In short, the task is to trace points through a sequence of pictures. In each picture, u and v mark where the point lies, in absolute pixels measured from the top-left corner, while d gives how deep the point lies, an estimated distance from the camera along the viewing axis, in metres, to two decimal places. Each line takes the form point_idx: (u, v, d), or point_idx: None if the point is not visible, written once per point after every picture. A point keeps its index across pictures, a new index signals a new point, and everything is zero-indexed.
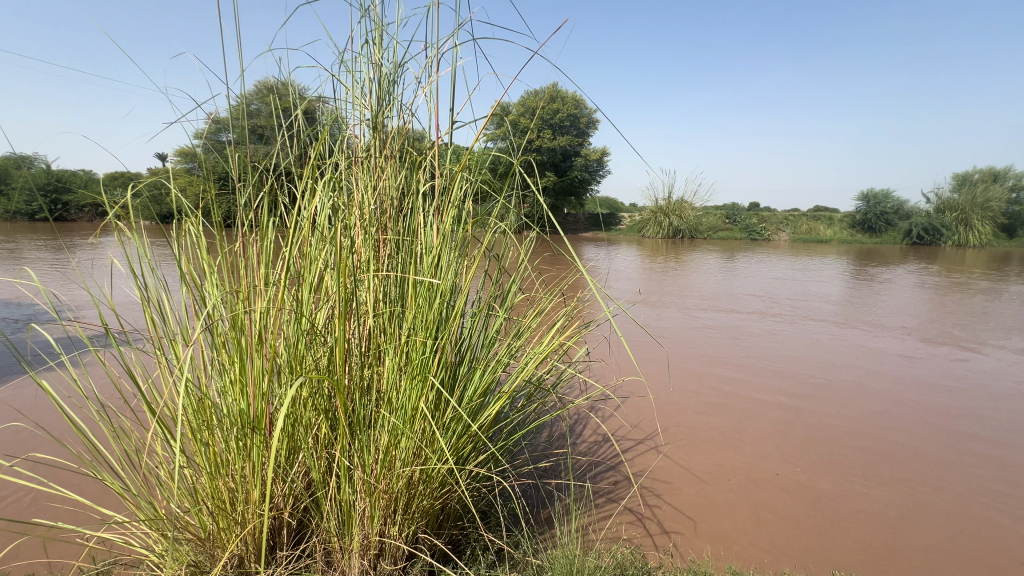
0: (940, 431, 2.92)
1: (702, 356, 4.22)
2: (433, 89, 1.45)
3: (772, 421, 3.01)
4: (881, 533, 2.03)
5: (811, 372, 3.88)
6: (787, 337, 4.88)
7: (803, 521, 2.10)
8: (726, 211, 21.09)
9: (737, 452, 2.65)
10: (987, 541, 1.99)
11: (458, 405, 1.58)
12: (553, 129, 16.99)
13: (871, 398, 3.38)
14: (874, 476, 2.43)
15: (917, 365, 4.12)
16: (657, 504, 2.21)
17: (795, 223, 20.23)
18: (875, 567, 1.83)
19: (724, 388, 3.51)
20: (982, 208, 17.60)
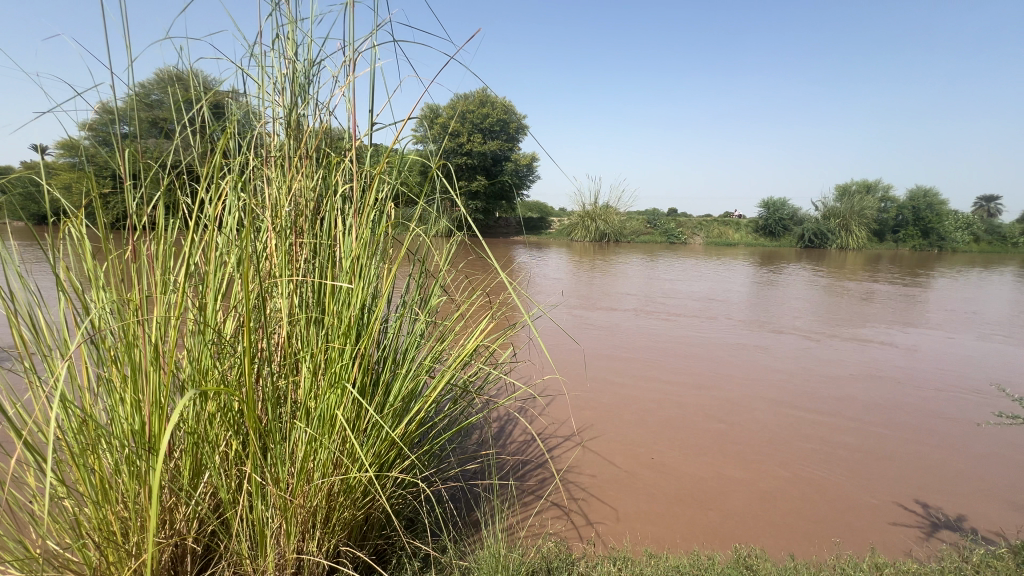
0: (825, 410, 3.29)
1: (624, 353, 4.45)
2: (350, 90, 1.41)
3: (686, 410, 3.24)
4: (775, 504, 2.25)
5: (720, 363, 4.23)
6: (700, 334, 5.27)
7: (712, 500, 2.28)
8: (648, 217, 22.42)
9: (654, 441, 2.82)
10: (860, 503, 2.28)
11: (380, 412, 1.54)
12: (483, 133, 17.12)
13: (769, 384, 3.75)
14: (772, 454, 2.70)
15: (806, 353, 4.63)
16: (582, 497, 2.30)
17: (708, 228, 21.92)
18: (771, 537, 2.03)
19: (644, 382, 3.73)
20: (859, 216, 20.12)
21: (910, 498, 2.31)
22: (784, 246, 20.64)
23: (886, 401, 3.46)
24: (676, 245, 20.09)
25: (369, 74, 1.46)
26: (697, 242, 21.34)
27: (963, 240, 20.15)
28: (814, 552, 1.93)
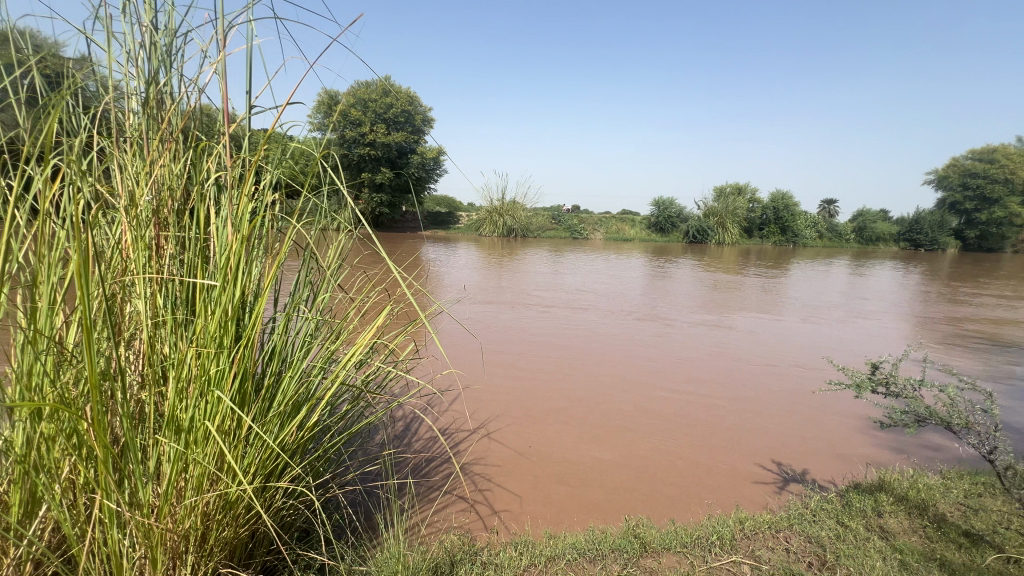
0: (703, 387, 3.68)
1: (530, 345, 4.60)
2: (222, 67, 1.28)
3: (584, 396, 3.43)
4: (661, 476, 2.48)
5: (616, 351, 4.55)
6: (598, 324, 5.61)
7: (606, 477, 2.45)
8: (552, 213, 23.32)
9: (556, 427, 2.96)
10: (729, 467, 2.58)
11: (263, 419, 1.42)
12: (388, 124, 16.48)
13: (658, 368, 4.10)
14: (657, 430, 2.96)
15: (690, 338, 5.13)
16: (487, 488, 2.34)
17: (607, 225, 23.31)
18: (657, 505, 2.23)
19: (547, 371, 3.89)
20: (732, 215, 22.69)
21: (768, 459, 2.67)
22: (672, 241, 22.65)
23: (753, 377, 3.95)
24: (578, 240, 21.12)
25: (245, 51, 1.34)
26: (597, 237, 22.61)
27: (811, 236, 23.65)
28: (691, 514, 2.16)
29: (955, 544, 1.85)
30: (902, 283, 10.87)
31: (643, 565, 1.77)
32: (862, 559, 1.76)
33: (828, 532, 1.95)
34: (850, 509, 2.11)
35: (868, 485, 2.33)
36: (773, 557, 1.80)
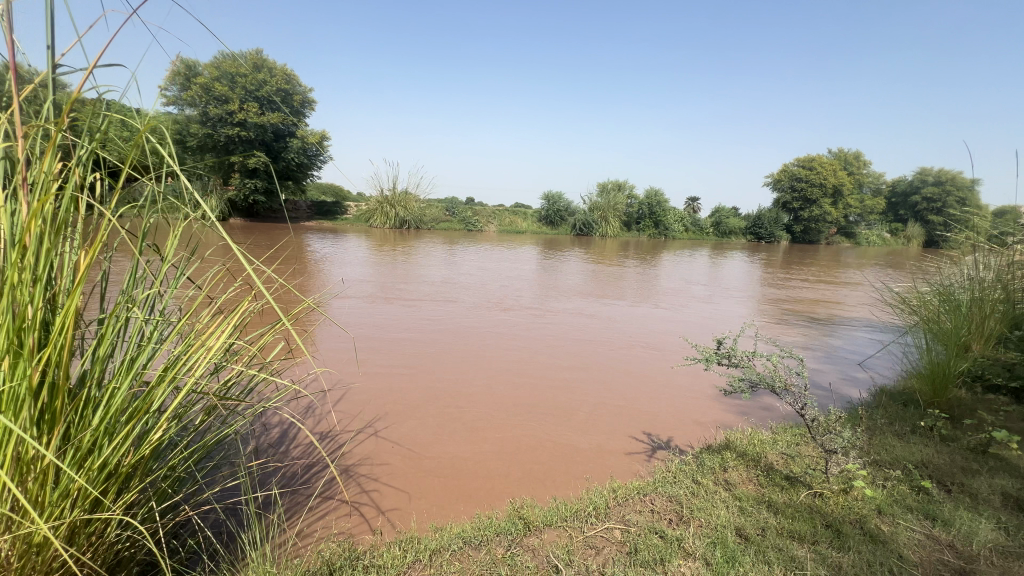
0: (586, 370, 3.91)
1: (421, 339, 4.50)
2: (6, 9, 1.03)
3: (476, 385, 3.47)
4: (546, 456, 2.57)
5: (508, 340, 4.65)
6: (491, 315, 5.69)
7: (496, 462, 2.49)
8: (447, 204, 23.06)
9: (446, 418, 2.94)
10: (607, 441, 2.78)
11: (79, 440, 1.19)
12: (261, 103, 14.90)
13: (546, 354, 4.27)
14: (544, 411, 3.10)
15: (576, 324, 5.44)
16: (373, 488, 2.25)
17: (501, 217, 23.73)
18: (542, 484, 2.32)
19: (439, 364, 3.86)
20: (614, 209, 24.48)
21: (640, 431, 2.93)
22: (562, 234, 23.78)
23: (629, 358, 4.30)
24: (473, 233, 21.18)
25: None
26: (492, 230, 22.90)
27: (679, 230, 26.45)
28: (573, 489, 2.28)
29: (779, 486, 2.21)
30: (749, 270, 12.62)
31: (526, 543, 1.85)
32: (710, 510, 2.03)
33: (685, 489, 2.21)
34: (702, 467, 2.41)
35: (718, 444, 2.69)
36: (640, 518, 2.00)
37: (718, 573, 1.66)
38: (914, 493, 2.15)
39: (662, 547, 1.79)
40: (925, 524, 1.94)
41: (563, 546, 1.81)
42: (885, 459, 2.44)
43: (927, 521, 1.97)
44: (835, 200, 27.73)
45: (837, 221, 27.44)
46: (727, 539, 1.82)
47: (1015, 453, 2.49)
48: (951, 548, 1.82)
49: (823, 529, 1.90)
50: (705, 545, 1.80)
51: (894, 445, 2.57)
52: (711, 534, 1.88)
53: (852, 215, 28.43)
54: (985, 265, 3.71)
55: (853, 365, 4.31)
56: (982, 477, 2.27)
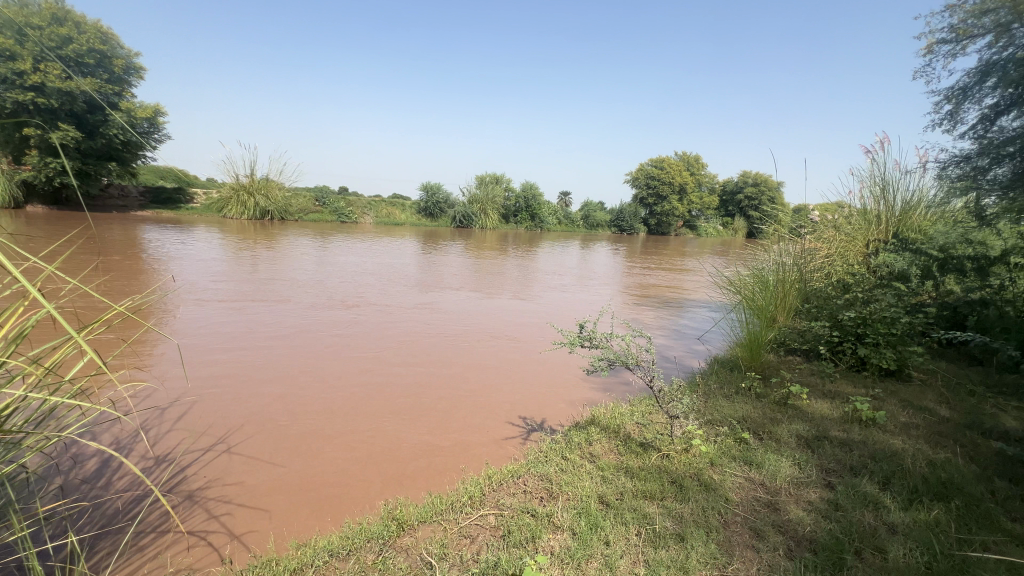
0: (464, 362, 3.92)
1: (284, 342, 4.09)
2: None
3: (347, 387, 3.26)
4: (422, 451, 2.51)
5: (383, 337, 4.45)
6: (357, 312, 5.34)
7: (369, 464, 2.37)
8: (316, 193, 21.37)
9: (313, 424, 2.73)
10: (483, 429, 2.80)
11: None
12: (67, 64, 12.17)
13: (423, 349, 4.18)
14: (421, 406, 3.04)
15: (455, 317, 5.42)
16: (225, 512, 1.99)
17: (377, 207, 22.70)
18: (416, 480, 2.26)
19: (307, 367, 3.56)
20: (493, 202, 24.98)
21: (516, 416, 3.02)
22: (442, 226, 23.60)
23: (505, 347, 4.42)
24: (347, 225, 19.95)
25: None
26: (367, 221, 21.82)
27: (553, 222, 27.99)
28: (450, 479, 2.28)
29: (635, 452, 2.45)
30: (613, 259, 13.86)
31: (399, 544, 1.80)
32: (577, 482, 2.17)
33: (555, 466, 2.34)
34: (570, 443, 2.57)
35: (584, 420, 2.89)
36: (513, 501, 2.06)
37: (582, 540, 1.78)
38: (737, 444, 2.55)
39: (533, 526, 1.87)
40: (745, 469, 2.32)
41: (437, 541, 1.79)
42: (716, 418, 2.85)
43: (745, 466, 2.35)
44: (681, 197, 31.78)
45: (683, 215, 31.53)
46: (591, 507, 1.97)
47: (805, 403, 3.10)
48: (762, 486, 2.19)
49: (669, 486, 2.15)
50: (571, 516, 1.92)
51: (723, 406, 3.02)
52: (577, 504, 2.01)
53: (695, 210, 32.83)
54: (786, 252, 4.64)
55: (695, 340, 4.96)
56: (783, 424, 2.77)
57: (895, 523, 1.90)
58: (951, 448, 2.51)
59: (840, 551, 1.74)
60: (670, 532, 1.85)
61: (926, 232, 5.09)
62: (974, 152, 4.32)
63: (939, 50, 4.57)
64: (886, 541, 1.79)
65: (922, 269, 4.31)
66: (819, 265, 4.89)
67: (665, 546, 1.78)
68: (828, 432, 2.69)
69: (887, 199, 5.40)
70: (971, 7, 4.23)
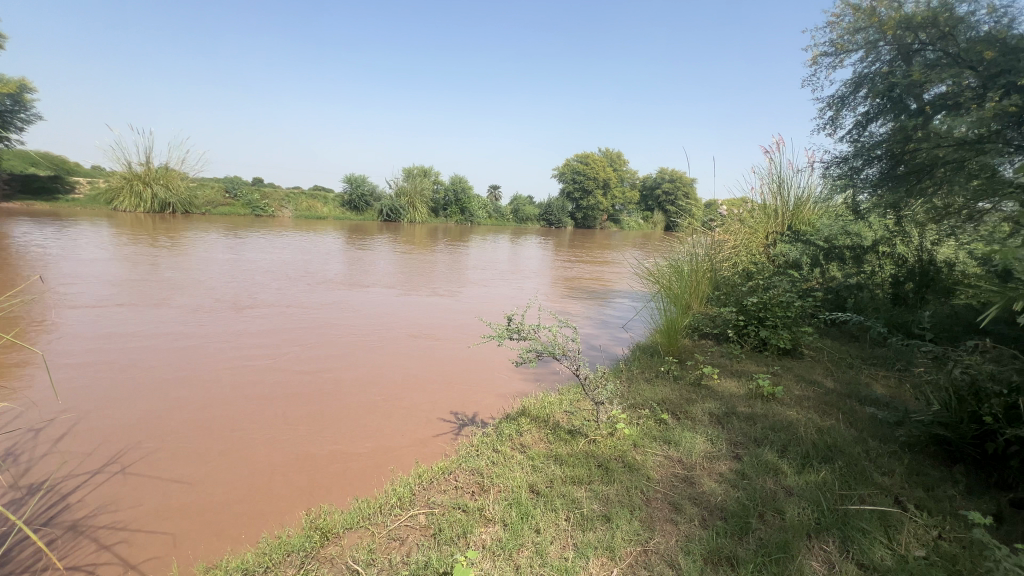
0: (392, 360, 3.80)
1: (190, 349, 3.73)
2: None
3: (262, 393, 3.04)
4: (346, 456, 2.40)
5: (304, 338, 4.20)
6: (268, 313, 4.97)
7: (288, 474, 2.23)
8: (226, 184, 19.69)
9: (223, 435, 2.51)
10: (413, 428, 2.74)
11: None
12: None
13: (348, 349, 4.00)
14: (347, 408, 2.91)
15: (383, 314, 5.25)
16: (119, 540, 1.77)
17: (296, 200, 21.36)
18: (341, 486, 2.16)
19: (217, 374, 3.27)
20: (421, 194, 24.45)
21: (447, 412, 2.98)
22: (368, 220, 22.71)
23: (435, 342, 4.35)
24: (262, 218, 18.57)
25: None
26: (286, 215, 20.48)
27: (484, 216, 27.99)
28: (378, 481, 2.21)
29: (564, 440, 2.52)
30: (543, 252, 14.16)
31: (323, 555, 1.71)
32: (507, 474, 2.19)
33: (486, 459, 2.34)
34: (501, 436, 2.58)
35: (515, 412, 2.92)
36: (444, 498, 2.03)
37: (514, 531, 1.80)
38: (657, 425, 2.71)
39: (464, 521, 1.85)
40: (664, 448, 2.46)
41: (363, 547, 1.72)
42: (639, 401, 3.01)
43: (665, 445, 2.50)
44: (606, 192, 33.14)
45: (607, 209, 32.93)
46: (522, 497, 1.99)
47: (716, 382, 3.35)
48: (680, 462, 2.34)
49: (596, 470, 2.23)
50: (503, 508, 1.93)
51: (645, 390, 3.19)
52: (508, 496, 2.03)
53: (618, 205, 34.36)
54: (698, 244, 4.98)
55: (619, 329, 5.20)
56: (697, 404, 2.99)
57: (791, 486, 2.12)
58: (835, 415, 2.84)
59: (746, 516, 1.91)
60: (597, 514, 1.92)
61: (814, 226, 5.71)
62: (851, 154, 4.87)
63: (822, 62, 5.09)
64: (784, 503, 1.99)
65: (812, 257, 4.92)
66: (727, 255, 5.32)
67: (593, 528, 1.84)
68: (736, 408, 2.93)
69: (783, 196, 5.96)
70: (847, 25, 4.75)
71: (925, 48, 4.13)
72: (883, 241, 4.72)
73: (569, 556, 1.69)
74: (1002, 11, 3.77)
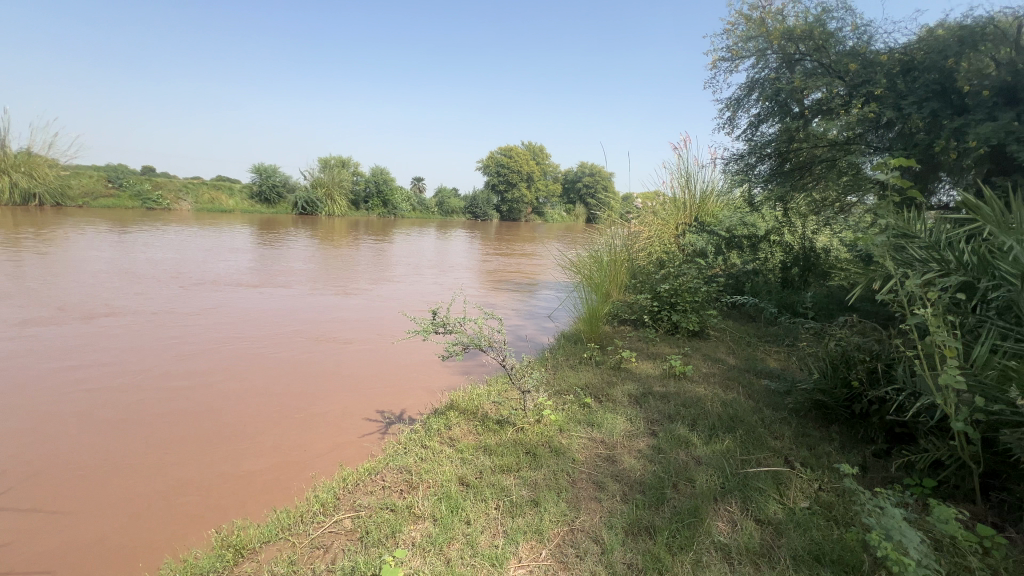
0: (311, 363, 3.60)
1: (68, 364, 3.28)
2: None
3: (160, 407, 2.76)
4: (261, 465, 2.25)
5: (210, 344, 3.86)
6: (164, 319, 4.50)
7: (187, 494, 2.02)
8: (107, 173, 17.35)
9: (106, 458, 2.23)
10: (335, 430, 2.62)
11: None
12: None
13: (262, 353, 3.73)
14: (261, 416, 2.72)
15: (300, 315, 4.95)
16: None
17: (196, 191, 19.40)
18: (257, 497, 2.02)
19: (104, 390, 2.91)
20: (340, 186, 23.29)
21: (373, 411, 2.89)
22: (281, 213, 21.22)
23: (358, 341, 4.18)
24: (156, 211, 16.66)
25: None
26: (185, 207, 18.53)
27: (408, 208, 27.26)
28: (293, 492, 2.07)
29: (492, 430, 2.54)
30: (470, 245, 14.15)
31: (238, 573, 1.59)
32: (437, 468, 2.17)
33: (414, 456, 2.30)
34: (429, 431, 2.55)
35: (443, 406, 2.89)
36: (371, 499, 1.97)
37: (444, 525, 1.79)
38: (581, 409, 2.82)
39: (392, 521, 1.81)
40: (588, 430, 2.58)
41: (283, 560, 1.63)
42: (564, 388, 3.11)
43: (588, 427, 2.61)
44: (530, 185, 33.72)
45: (532, 202, 33.57)
46: (452, 491, 1.99)
47: (634, 365, 3.56)
48: (603, 443, 2.46)
49: (524, 456, 2.29)
50: (432, 503, 1.91)
51: (570, 376, 3.30)
52: (438, 490, 2.01)
53: (542, 198, 35.07)
54: (616, 235, 5.22)
55: (545, 319, 5.33)
56: (618, 386, 3.15)
57: (700, 456, 2.32)
58: (737, 388, 3.14)
59: (662, 487, 2.05)
60: (526, 499, 1.97)
61: (717, 217, 6.22)
62: (746, 152, 5.31)
63: (721, 66, 5.53)
64: (695, 472, 2.17)
65: (716, 246, 5.36)
66: (643, 245, 5.65)
67: (522, 513, 1.89)
68: (652, 388, 3.13)
69: (690, 189, 6.42)
70: (741, 33, 5.18)
71: (805, 58, 4.62)
72: (773, 231, 5.24)
73: (500, 543, 1.72)
74: (863, 29, 4.32)
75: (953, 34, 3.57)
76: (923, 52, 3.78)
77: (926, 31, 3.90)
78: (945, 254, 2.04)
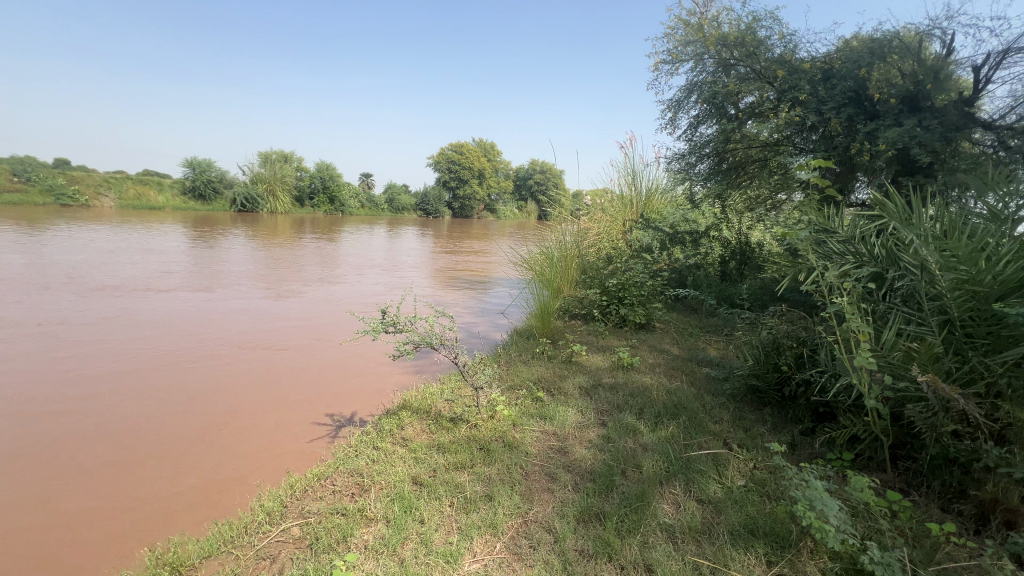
0: (254, 368, 3.44)
1: None
2: None
3: (84, 424, 2.55)
4: (201, 478, 2.13)
5: (140, 354, 3.60)
6: (86, 329, 4.14)
7: (112, 516, 1.87)
8: (12, 167, 15.65)
9: (11, 486, 2.02)
10: (281, 437, 2.52)
11: None
12: None
13: (199, 361, 3.52)
14: (199, 427, 2.57)
15: (241, 319, 4.71)
16: None
17: (119, 187, 17.90)
18: (196, 512, 1.91)
19: (17, 409, 2.66)
20: (282, 182, 22.22)
21: (322, 415, 2.80)
22: (217, 210, 19.97)
23: (305, 344, 4.03)
24: (72, 209, 15.22)
25: None
26: (106, 205, 17.04)
27: (356, 205, 26.44)
28: (231, 506, 1.95)
29: (446, 428, 2.54)
30: (422, 242, 13.95)
31: None
32: (389, 470, 2.14)
33: (365, 459, 2.25)
34: (381, 432, 2.51)
35: (394, 406, 2.85)
36: (320, 505, 1.91)
37: (397, 525, 1.77)
38: (534, 403, 2.87)
39: (343, 526, 1.77)
40: (541, 423, 2.63)
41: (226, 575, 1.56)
42: (517, 383, 3.15)
43: (540, 420, 2.67)
44: (481, 181, 33.63)
45: (484, 199, 33.52)
46: (404, 491, 1.97)
47: (585, 358, 3.66)
48: (555, 435, 2.52)
49: (477, 452, 2.30)
50: (385, 505, 1.89)
51: (523, 371, 3.35)
52: (390, 491, 1.99)
53: (494, 194, 35.09)
54: (566, 232, 5.33)
55: (498, 315, 5.36)
56: (570, 379, 3.23)
57: (647, 443, 2.42)
58: (680, 377, 3.30)
59: (612, 475, 2.13)
60: (479, 495, 1.98)
61: (662, 214, 6.48)
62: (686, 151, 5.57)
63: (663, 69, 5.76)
64: (642, 458, 2.27)
65: (660, 241, 5.60)
66: (592, 242, 5.81)
67: (476, 508, 1.90)
68: (602, 380, 3.24)
69: (636, 187, 6.65)
70: (680, 38, 5.42)
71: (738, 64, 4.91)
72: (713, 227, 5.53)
73: (454, 540, 1.72)
74: (789, 38, 4.63)
75: (866, 47, 3.92)
76: (840, 62, 4.11)
77: (843, 42, 4.24)
78: (859, 248, 2.24)
